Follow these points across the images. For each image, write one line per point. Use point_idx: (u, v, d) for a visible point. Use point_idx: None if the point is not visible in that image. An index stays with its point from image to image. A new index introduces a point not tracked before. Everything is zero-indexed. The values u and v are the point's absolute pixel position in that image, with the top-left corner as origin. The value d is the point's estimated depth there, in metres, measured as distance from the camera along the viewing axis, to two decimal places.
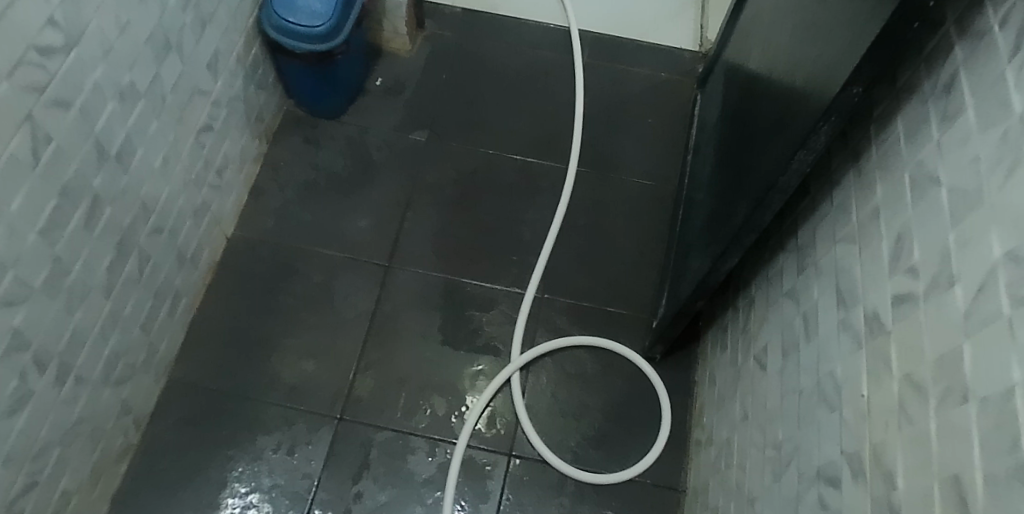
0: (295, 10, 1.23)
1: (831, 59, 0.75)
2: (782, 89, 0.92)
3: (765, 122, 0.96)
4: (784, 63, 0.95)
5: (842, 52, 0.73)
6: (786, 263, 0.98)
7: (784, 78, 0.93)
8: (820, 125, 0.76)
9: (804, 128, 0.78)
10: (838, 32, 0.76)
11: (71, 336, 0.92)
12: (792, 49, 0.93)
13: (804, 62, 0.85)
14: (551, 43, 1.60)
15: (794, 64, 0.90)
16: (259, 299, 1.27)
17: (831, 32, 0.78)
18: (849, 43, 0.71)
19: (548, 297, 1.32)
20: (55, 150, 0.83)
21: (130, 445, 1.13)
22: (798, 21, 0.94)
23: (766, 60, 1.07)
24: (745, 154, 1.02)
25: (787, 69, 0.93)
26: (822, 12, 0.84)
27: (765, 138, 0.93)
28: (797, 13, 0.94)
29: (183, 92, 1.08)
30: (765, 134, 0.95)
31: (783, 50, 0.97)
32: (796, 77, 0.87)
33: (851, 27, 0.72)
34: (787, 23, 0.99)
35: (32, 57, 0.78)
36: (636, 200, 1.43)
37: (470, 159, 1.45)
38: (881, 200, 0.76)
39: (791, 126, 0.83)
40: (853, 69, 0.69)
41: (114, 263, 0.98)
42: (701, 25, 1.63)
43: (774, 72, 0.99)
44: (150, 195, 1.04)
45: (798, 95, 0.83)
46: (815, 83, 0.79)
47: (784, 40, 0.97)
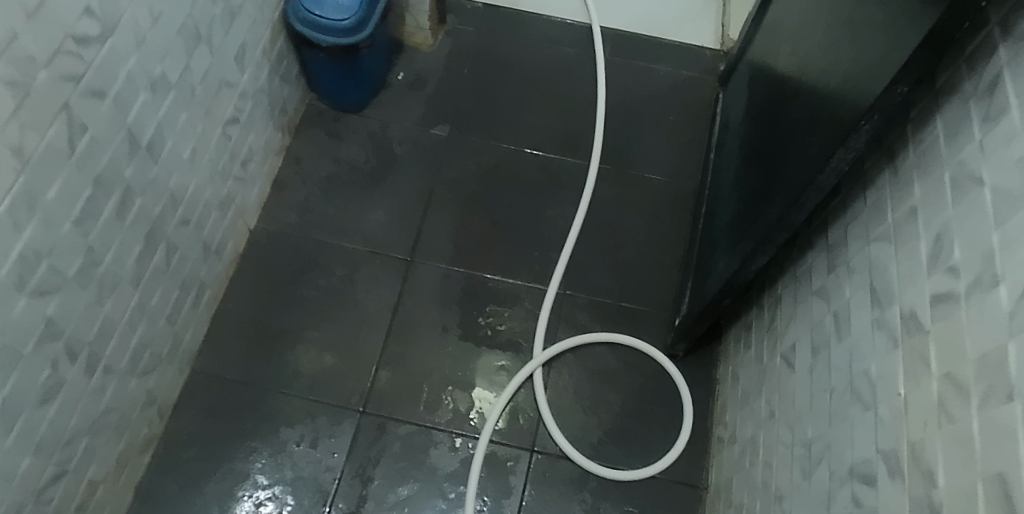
0: (323, 3, 1.23)
1: (871, 58, 0.75)
2: (816, 88, 0.92)
3: (798, 121, 0.96)
4: (818, 62, 0.95)
5: (885, 51, 0.72)
6: (816, 261, 0.97)
7: (818, 78, 0.93)
8: (862, 123, 0.75)
9: (843, 126, 0.78)
10: (879, 30, 0.76)
11: (102, 326, 0.92)
12: (826, 48, 0.93)
13: (842, 61, 0.85)
14: (572, 39, 1.60)
15: (829, 64, 0.90)
16: (282, 291, 1.27)
17: (871, 31, 0.78)
18: (892, 41, 0.71)
19: (570, 293, 1.32)
20: (90, 140, 0.83)
21: (153, 436, 1.13)
22: (833, 20, 0.93)
23: (797, 59, 1.06)
24: (777, 153, 1.02)
25: (822, 68, 0.92)
26: (860, 11, 0.84)
27: (799, 137, 0.93)
28: (833, 12, 0.94)
29: (211, 84, 1.08)
30: (798, 133, 0.94)
31: (817, 49, 0.97)
32: (832, 76, 0.87)
33: (894, 25, 0.72)
34: (821, 22, 0.99)
35: (69, 46, 0.78)
36: (658, 197, 1.43)
37: (492, 155, 1.45)
38: (919, 200, 0.76)
39: (829, 125, 0.83)
40: (899, 68, 0.68)
41: (143, 254, 0.98)
42: (723, 23, 1.63)
43: (807, 71, 0.99)
44: (178, 187, 1.04)
45: (836, 94, 0.83)
46: (854, 81, 0.78)
47: (818, 39, 0.97)
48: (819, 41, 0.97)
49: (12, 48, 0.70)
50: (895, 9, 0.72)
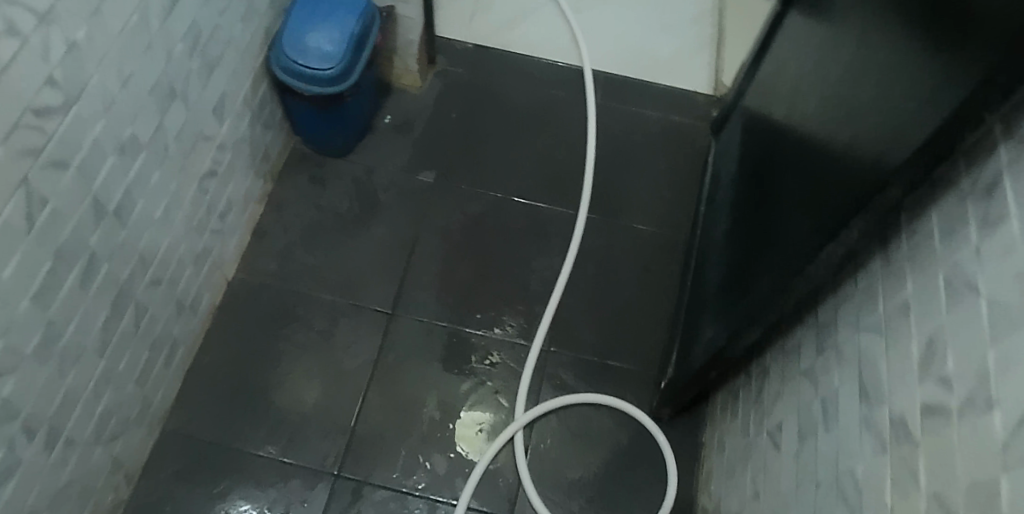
0: (306, 52, 1.19)
1: (876, 152, 0.72)
2: (816, 167, 0.89)
3: (794, 197, 0.93)
4: (818, 135, 0.93)
5: (883, 147, 0.71)
6: (804, 338, 0.94)
7: (818, 156, 0.90)
8: (855, 219, 0.73)
9: (840, 218, 0.75)
10: (885, 124, 0.73)
11: (63, 399, 0.89)
12: (828, 124, 0.90)
13: (841, 144, 0.83)
14: (564, 82, 1.57)
15: (831, 143, 0.87)
16: (259, 345, 1.24)
17: (877, 120, 0.75)
18: (898, 139, 0.68)
19: (554, 351, 1.29)
20: (51, 212, 0.80)
21: (121, 500, 1.09)
22: (834, 94, 0.91)
23: (794, 125, 1.04)
24: (768, 226, 1.00)
25: (822, 146, 0.89)
26: (863, 93, 0.82)
27: (790, 216, 0.92)
28: (834, 85, 0.92)
29: (187, 139, 1.05)
30: (790, 212, 0.93)
31: (818, 122, 0.94)
32: (833, 159, 0.84)
33: (900, 122, 0.69)
34: (821, 91, 0.96)
35: (29, 119, 0.73)
36: (647, 249, 1.40)
37: (479, 203, 1.42)
38: (913, 296, 0.72)
39: (821, 213, 0.81)
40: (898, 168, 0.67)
41: (110, 319, 0.95)
42: (716, 68, 1.61)
43: (805, 142, 0.97)
44: (149, 247, 1.01)
45: (835, 181, 0.80)
46: (855, 172, 0.76)
47: (818, 110, 0.95)
48: (821, 113, 0.94)
49: None
50: (902, 104, 0.70)
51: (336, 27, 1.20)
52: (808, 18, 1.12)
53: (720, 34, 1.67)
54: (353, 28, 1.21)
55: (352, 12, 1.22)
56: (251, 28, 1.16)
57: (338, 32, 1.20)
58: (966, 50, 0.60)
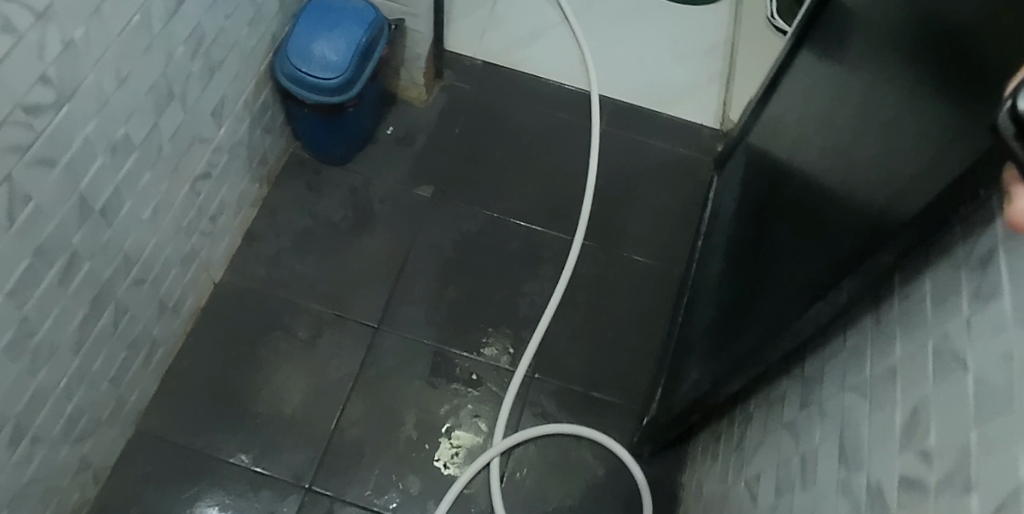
0: (310, 60, 1.18)
1: (877, 216, 0.71)
2: (815, 220, 0.88)
3: (790, 248, 0.92)
4: (818, 185, 0.91)
5: (881, 208, 0.71)
6: (790, 390, 0.92)
7: (817, 209, 0.89)
8: (845, 280, 0.73)
9: (831, 278, 0.74)
10: (889, 188, 0.71)
11: (32, 397, 0.88)
12: (831, 178, 0.88)
13: (842, 199, 0.82)
14: (570, 106, 1.56)
15: (832, 198, 0.85)
16: (240, 351, 1.24)
17: (881, 182, 0.74)
18: (896, 203, 0.68)
19: (538, 378, 1.27)
20: (34, 210, 0.79)
21: (86, 500, 1.09)
22: (837, 145, 0.91)
23: (795, 171, 1.03)
24: (760, 273, 0.99)
25: (823, 200, 0.88)
26: (866, 149, 0.81)
27: (783, 266, 0.91)
28: (838, 136, 0.91)
29: (182, 140, 1.03)
30: (783, 262, 0.92)
31: (820, 173, 0.92)
32: (832, 215, 0.83)
33: (904, 190, 0.67)
34: (825, 140, 0.96)
35: (18, 116, 0.72)
36: (641, 281, 1.38)
37: (475, 222, 1.41)
38: (899, 361, 0.70)
39: (815, 270, 0.80)
40: (892, 236, 0.66)
41: (88, 318, 0.94)
42: (725, 102, 1.60)
43: (805, 191, 0.96)
44: (134, 247, 1.00)
45: (833, 238, 0.79)
46: (854, 234, 0.74)
47: (821, 160, 0.94)
48: (824, 164, 0.92)
49: None
50: (909, 171, 0.68)
51: (343, 37, 1.19)
52: (818, 63, 1.11)
53: (731, 68, 1.66)
54: (360, 40, 1.20)
55: (360, 23, 1.21)
56: (257, 32, 1.15)
57: (344, 42, 1.19)
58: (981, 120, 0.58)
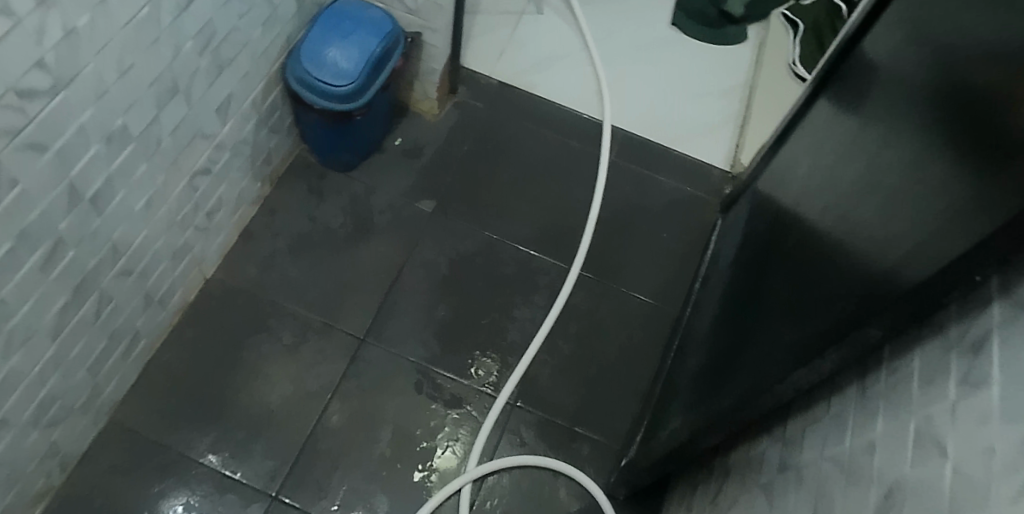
0: (322, 65, 1.17)
1: (870, 286, 0.69)
2: (809, 279, 0.86)
3: (783, 305, 0.89)
4: (817, 243, 0.90)
5: (877, 274, 0.69)
6: (769, 449, 0.90)
7: (812, 269, 0.86)
8: (829, 351, 0.71)
9: (815, 346, 0.72)
10: (886, 258, 0.69)
11: (3, 380, 0.88)
12: (830, 238, 0.86)
13: (838, 261, 0.80)
14: (581, 134, 1.55)
15: (828, 260, 0.83)
16: (223, 350, 1.23)
17: (879, 250, 0.72)
18: (890, 275, 0.66)
19: (519, 406, 1.26)
20: (21, 193, 0.78)
21: (50, 487, 1.08)
22: (839, 204, 0.89)
23: (796, 225, 1.01)
24: (750, 327, 0.98)
25: (818, 260, 0.86)
26: (865, 213, 0.80)
27: (772, 324, 0.90)
28: (841, 195, 0.89)
29: (184, 135, 1.03)
30: (772, 319, 0.91)
31: (820, 231, 0.91)
32: (827, 277, 0.81)
33: (898, 265, 0.65)
34: (828, 197, 0.94)
35: (10, 100, 0.72)
36: (634, 317, 1.37)
37: (473, 242, 1.39)
38: (880, 437, 0.68)
39: (801, 334, 0.78)
40: (880, 311, 0.65)
41: (68, 305, 0.94)
42: (737, 145, 1.59)
43: (802, 247, 0.94)
44: (123, 238, 0.99)
45: (825, 303, 0.77)
46: (844, 302, 0.72)
47: (823, 217, 0.92)
48: (825, 223, 0.91)
49: None
50: (904, 244, 0.66)
51: (356, 45, 1.19)
52: (830, 118, 1.09)
53: (747, 111, 1.65)
54: (373, 49, 1.19)
55: (376, 33, 1.20)
56: (271, 33, 1.15)
57: (358, 50, 1.18)
58: (984, 195, 0.56)
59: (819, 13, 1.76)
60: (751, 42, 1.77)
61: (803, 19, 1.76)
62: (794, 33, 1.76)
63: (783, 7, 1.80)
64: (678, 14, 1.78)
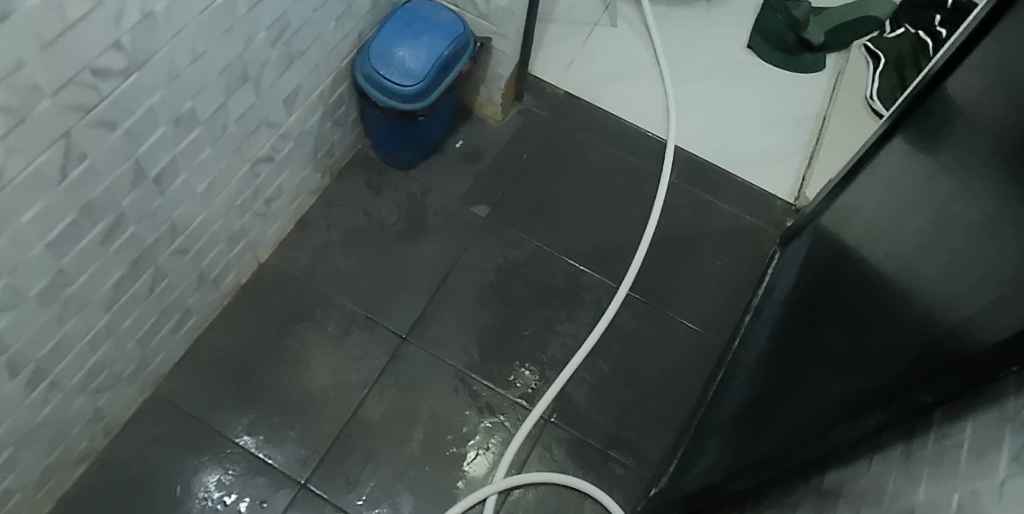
0: (390, 64, 1.18)
1: (928, 349, 0.66)
2: (864, 329, 0.82)
3: (835, 353, 0.86)
4: (877, 291, 0.86)
5: (936, 339, 0.66)
6: (805, 499, 0.86)
7: (868, 318, 0.83)
8: (877, 411, 0.67)
9: (863, 404, 0.69)
10: (956, 315, 0.66)
11: (55, 345, 0.91)
12: (891, 286, 0.83)
13: (897, 314, 0.77)
14: (643, 152, 1.53)
15: (887, 309, 0.80)
16: (268, 335, 1.25)
17: (941, 310, 0.69)
18: (952, 340, 0.63)
19: (553, 422, 1.25)
20: (88, 168, 0.81)
21: (93, 450, 1.12)
22: (904, 253, 0.85)
23: (858, 268, 0.97)
24: (797, 371, 0.95)
25: (876, 308, 0.83)
26: (930, 266, 0.76)
27: (820, 371, 0.86)
28: (906, 244, 0.85)
29: (249, 123, 1.05)
30: (821, 365, 0.87)
31: (881, 278, 0.87)
32: (883, 329, 0.78)
33: (974, 318, 0.62)
34: (892, 244, 0.90)
35: (85, 78, 0.74)
36: (678, 344, 1.35)
37: (523, 251, 1.39)
38: (921, 504, 0.64)
39: (850, 388, 0.75)
40: (937, 378, 0.62)
41: (124, 279, 0.97)
42: (803, 177, 1.55)
43: (861, 292, 0.90)
44: (183, 218, 1.02)
45: (880, 355, 0.74)
46: (900, 362, 0.69)
47: (886, 264, 0.88)
48: (888, 270, 0.87)
49: (14, 76, 0.67)
50: (981, 300, 0.63)
51: (425, 47, 1.19)
52: (904, 160, 1.05)
53: (818, 143, 1.60)
54: (442, 52, 1.19)
55: (445, 36, 1.20)
56: (343, 28, 1.16)
57: (426, 52, 1.19)
58: None
59: (903, 47, 1.70)
60: (828, 72, 1.73)
61: (885, 52, 1.70)
62: (875, 66, 1.70)
63: (865, 39, 1.75)
64: (756, 38, 1.74)
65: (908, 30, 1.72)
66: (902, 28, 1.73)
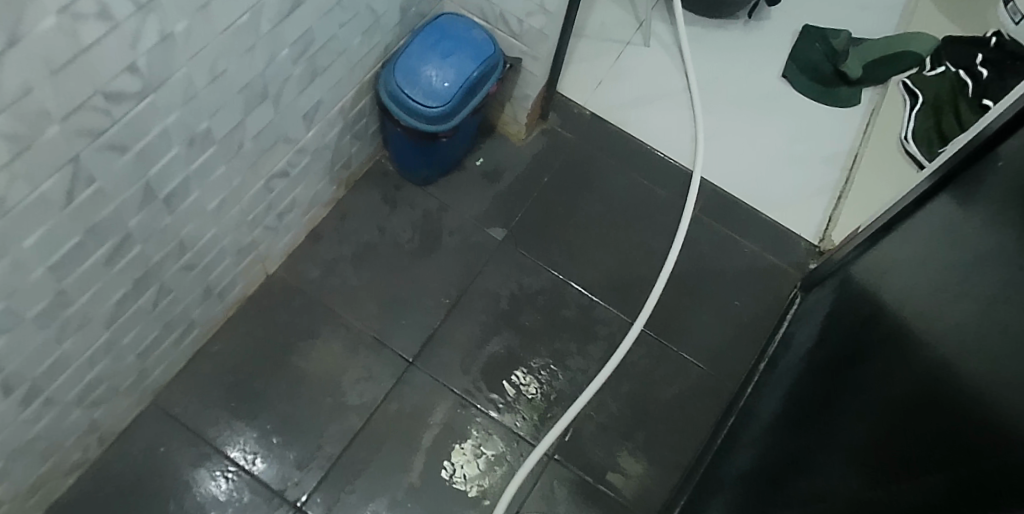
0: (416, 83, 1.13)
1: (966, 473, 0.63)
2: (895, 425, 0.78)
3: (862, 437, 0.83)
4: (912, 374, 0.82)
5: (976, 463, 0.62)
6: None
7: (902, 412, 0.79)
8: None
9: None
10: (1005, 442, 0.61)
11: (52, 363, 0.88)
12: (930, 378, 0.78)
13: (933, 411, 0.74)
14: (668, 182, 1.49)
15: (923, 400, 0.76)
16: (272, 350, 1.22)
17: (984, 426, 0.65)
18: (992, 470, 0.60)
19: (556, 459, 1.23)
20: (96, 190, 0.77)
21: (85, 460, 1.09)
22: (942, 338, 0.81)
23: (891, 341, 0.93)
24: (817, 443, 0.92)
25: (912, 396, 0.79)
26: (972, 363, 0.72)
27: (845, 454, 0.84)
28: (946, 329, 0.82)
29: (267, 140, 1.01)
30: (846, 446, 0.84)
31: (917, 362, 0.83)
32: (918, 434, 0.73)
33: None
34: (931, 326, 0.86)
35: (97, 101, 0.71)
36: (690, 387, 1.32)
37: (538, 279, 1.36)
38: None
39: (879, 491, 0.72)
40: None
41: (127, 296, 0.94)
42: (830, 219, 1.50)
43: (894, 370, 0.87)
44: (192, 235, 0.98)
45: (914, 461, 0.71)
46: (936, 478, 0.66)
47: (925, 346, 0.84)
48: (925, 353, 0.83)
49: (21, 102, 0.63)
50: None
51: (454, 67, 1.14)
52: (945, 227, 1.00)
53: (847, 184, 1.56)
54: (471, 73, 1.15)
55: (475, 57, 1.16)
56: (370, 41, 1.11)
57: (455, 72, 1.14)
58: None
59: (943, 87, 1.65)
60: (863, 108, 1.67)
61: (924, 91, 1.65)
62: (912, 105, 1.65)
63: (904, 76, 1.70)
64: (792, 67, 1.69)
65: (949, 68, 1.67)
66: (942, 67, 1.68)
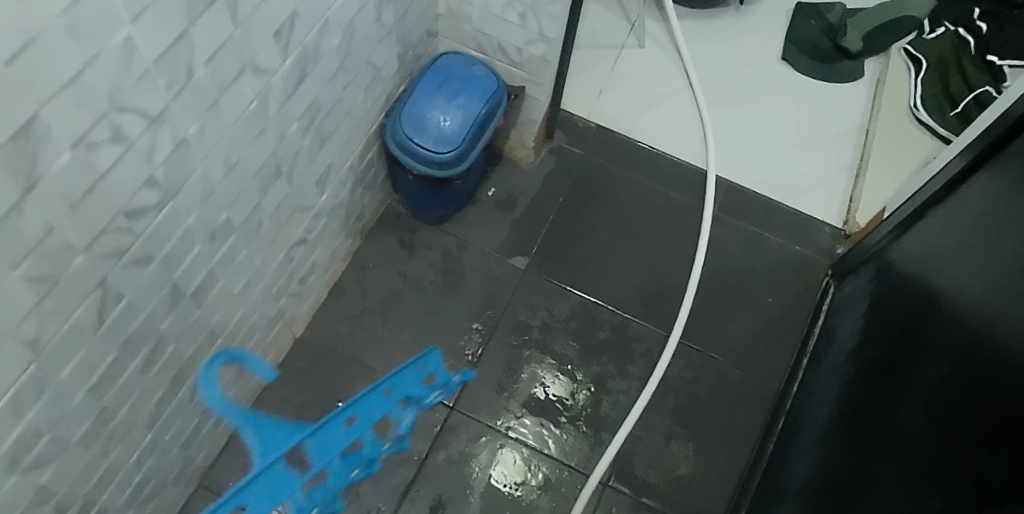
0: (424, 129, 1.11)
1: None
2: (970, 447, 0.79)
3: (946, 455, 0.82)
4: (990, 384, 0.81)
5: None
6: None
7: (973, 434, 0.80)
8: None
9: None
10: None
11: (102, 475, 0.87)
12: (999, 397, 0.79)
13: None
14: (683, 185, 1.47)
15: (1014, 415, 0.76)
16: (311, 414, 1.20)
17: None
18: None
19: (611, 485, 1.21)
20: (126, 305, 0.75)
21: None
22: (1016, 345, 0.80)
23: (954, 345, 0.92)
24: (894, 461, 0.90)
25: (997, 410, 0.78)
26: None
27: (932, 473, 0.83)
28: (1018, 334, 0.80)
29: (283, 213, 0.99)
30: (933, 464, 0.83)
31: (983, 376, 0.83)
32: (995, 463, 0.74)
33: None
34: (998, 329, 0.84)
35: (120, 222, 0.68)
36: (734, 393, 1.30)
37: (567, 304, 1.34)
38: None
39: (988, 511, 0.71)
40: None
41: (166, 394, 0.92)
42: (850, 200, 1.48)
43: (967, 380, 0.85)
44: (221, 321, 0.96)
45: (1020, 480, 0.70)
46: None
47: (996, 353, 0.83)
48: (1002, 362, 0.81)
49: (47, 241, 0.61)
50: None
51: (461, 109, 1.12)
52: (985, 218, 0.98)
53: (862, 162, 1.53)
54: (479, 112, 1.13)
55: (480, 95, 1.14)
56: (372, 94, 1.09)
57: (462, 114, 1.12)
58: None
59: (945, 48, 1.61)
60: (868, 81, 1.64)
61: (927, 55, 1.61)
62: (917, 72, 1.61)
63: (904, 42, 1.67)
64: (791, 48, 1.65)
65: (948, 28, 1.63)
66: (942, 27, 1.64)
